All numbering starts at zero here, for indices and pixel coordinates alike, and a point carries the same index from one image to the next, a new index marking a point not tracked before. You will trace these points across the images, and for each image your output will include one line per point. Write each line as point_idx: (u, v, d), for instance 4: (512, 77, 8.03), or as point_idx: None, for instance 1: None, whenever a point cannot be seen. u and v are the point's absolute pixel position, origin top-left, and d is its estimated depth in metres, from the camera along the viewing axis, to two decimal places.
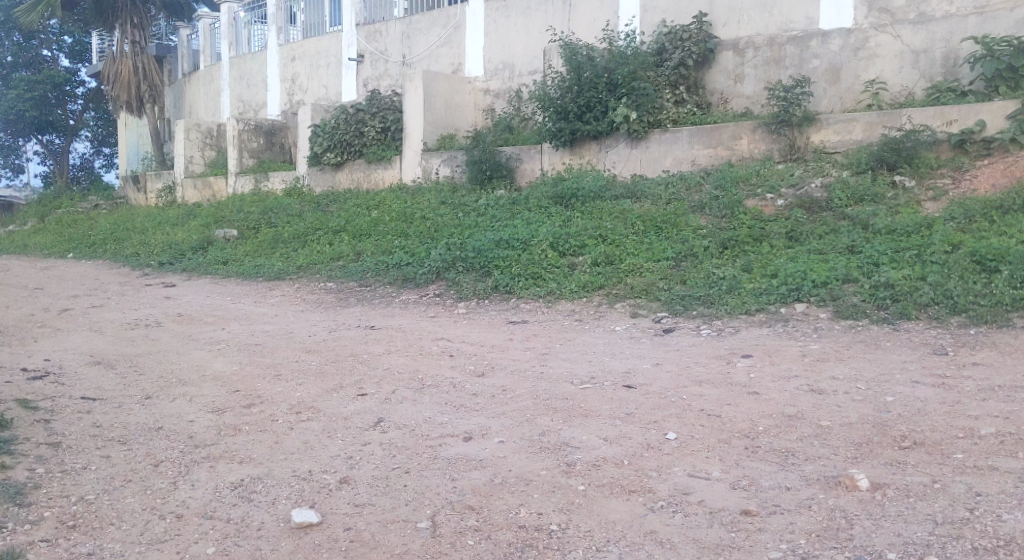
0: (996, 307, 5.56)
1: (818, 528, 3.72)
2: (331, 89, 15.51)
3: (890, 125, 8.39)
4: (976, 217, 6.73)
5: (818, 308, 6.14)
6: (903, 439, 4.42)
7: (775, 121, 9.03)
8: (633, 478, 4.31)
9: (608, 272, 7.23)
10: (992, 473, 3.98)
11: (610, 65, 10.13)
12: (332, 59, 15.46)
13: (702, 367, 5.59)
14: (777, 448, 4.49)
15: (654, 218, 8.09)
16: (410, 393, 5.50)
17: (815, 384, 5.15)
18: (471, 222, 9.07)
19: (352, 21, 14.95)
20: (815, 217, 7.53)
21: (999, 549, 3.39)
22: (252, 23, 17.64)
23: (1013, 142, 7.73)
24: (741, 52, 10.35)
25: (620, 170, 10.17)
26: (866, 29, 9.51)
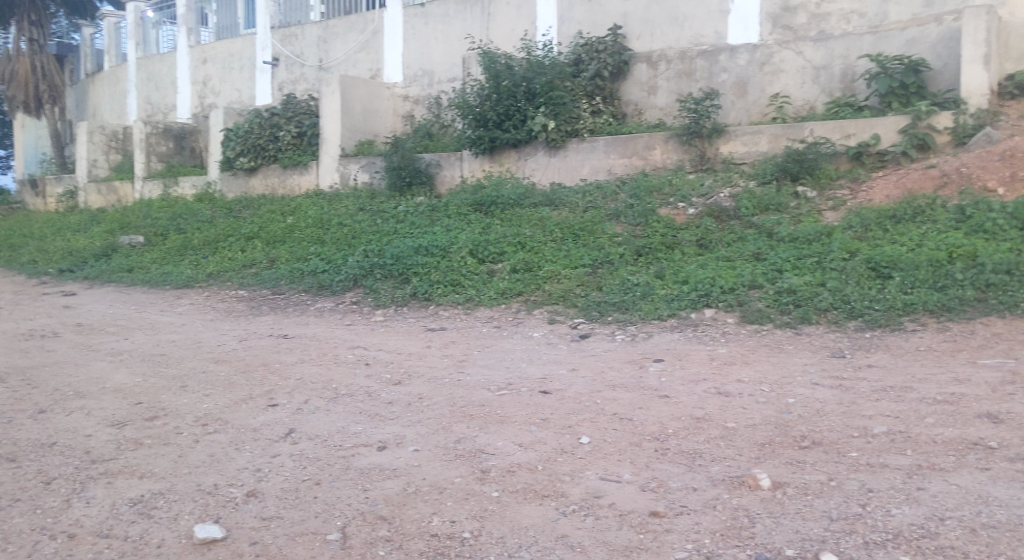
0: (889, 312, 5.83)
1: (723, 527, 3.84)
2: (245, 93, 15.19)
3: (793, 138, 8.79)
4: (872, 225, 7.07)
5: (726, 313, 6.33)
6: (803, 438, 4.60)
7: (687, 132, 9.29)
8: (546, 483, 4.35)
9: (526, 279, 7.29)
10: (883, 470, 4.18)
11: (528, 74, 10.18)
12: (246, 62, 15.13)
13: (616, 372, 5.69)
14: (685, 449, 4.61)
15: (572, 225, 8.22)
16: (323, 403, 5.42)
17: (722, 387, 5.31)
18: (389, 230, 9.01)
19: (267, 24, 14.71)
20: (723, 225, 7.76)
21: (887, 542, 3.58)
22: (161, 23, 17.13)
23: (904, 155, 8.16)
24: (654, 65, 10.61)
25: (538, 178, 10.27)
26: (771, 45, 9.91)
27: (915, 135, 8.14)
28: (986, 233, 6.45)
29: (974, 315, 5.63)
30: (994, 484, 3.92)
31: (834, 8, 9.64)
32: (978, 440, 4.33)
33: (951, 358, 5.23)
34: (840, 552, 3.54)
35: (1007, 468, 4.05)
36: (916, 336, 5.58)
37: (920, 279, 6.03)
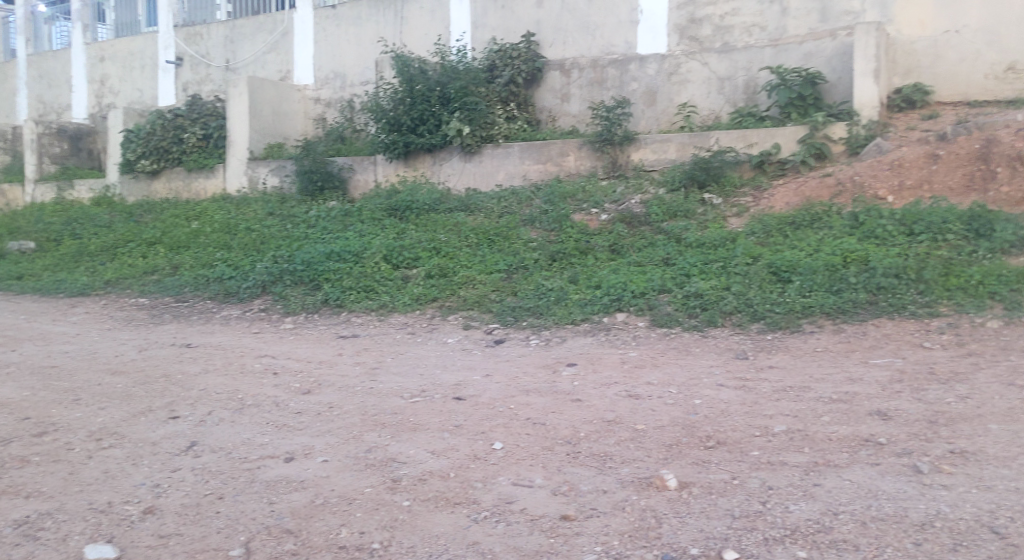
0: (789, 314, 6.06)
1: (631, 528, 3.91)
2: (147, 93, 14.62)
3: (699, 146, 9.09)
4: (773, 231, 7.35)
5: (637, 317, 6.44)
6: (709, 438, 4.72)
7: (599, 139, 9.45)
8: (458, 490, 4.34)
9: (441, 285, 7.26)
10: (782, 467, 4.34)
11: (442, 78, 10.13)
12: (148, 61, 14.57)
13: (530, 377, 5.72)
14: (596, 452, 4.67)
15: (487, 231, 8.24)
16: (228, 414, 5.25)
17: (632, 389, 5.41)
18: (300, 235, 8.84)
19: (171, 23, 14.21)
20: (634, 231, 7.92)
21: (786, 538, 3.71)
22: (54, 19, 16.30)
23: (803, 164, 8.53)
24: (567, 72, 10.77)
25: (453, 184, 10.25)
26: (678, 56, 10.27)
27: (812, 145, 8.52)
28: (877, 238, 6.80)
29: (866, 316, 5.91)
30: (883, 479, 4.12)
31: (737, 21, 10.00)
32: (870, 436, 4.55)
33: (846, 359, 5.48)
34: (742, 549, 3.66)
35: (895, 462, 4.26)
36: (814, 337, 5.82)
37: (818, 282, 6.29)
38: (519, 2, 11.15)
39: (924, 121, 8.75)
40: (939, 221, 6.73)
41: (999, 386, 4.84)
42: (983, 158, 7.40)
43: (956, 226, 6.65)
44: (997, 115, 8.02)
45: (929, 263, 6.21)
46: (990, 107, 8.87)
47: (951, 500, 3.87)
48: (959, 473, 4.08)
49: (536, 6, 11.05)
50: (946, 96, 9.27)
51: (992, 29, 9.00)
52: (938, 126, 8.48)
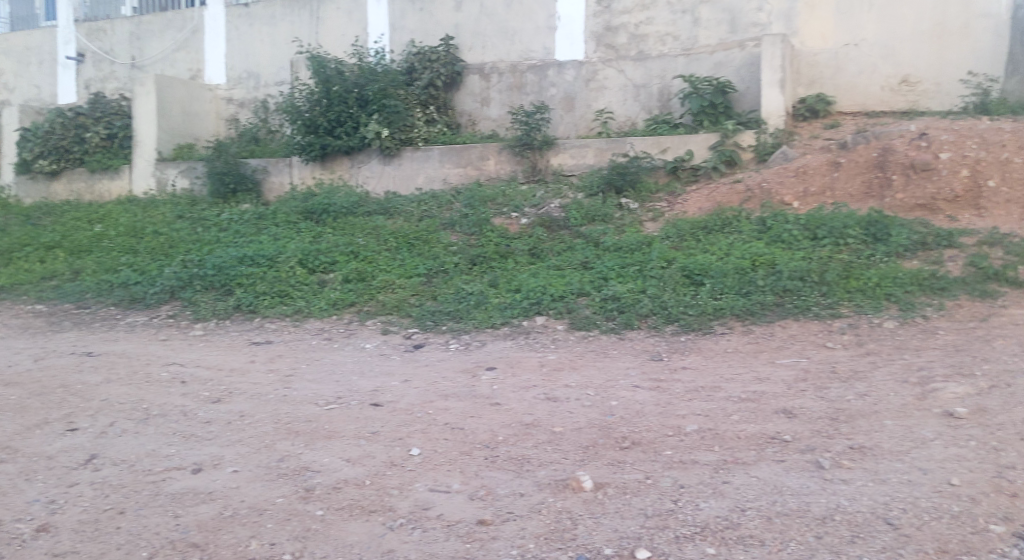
0: (702, 316, 6.23)
1: (547, 530, 3.93)
2: (46, 90, 13.90)
3: (616, 152, 9.26)
4: (686, 236, 7.54)
5: (556, 320, 6.50)
6: (624, 439, 4.80)
7: (519, 144, 9.52)
8: (374, 497, 4.28)
9: (359, 289, 7.17)
10: (694, 466, 4.44)
11: (360, 80, 9.99)
12: (46, 56, 13.86)
13: (449, 382, 5.68)
14: (514, 456, 4.68)
15: (407, 235, 8.17)
16: (131, 425, 5.04)
17: (551, 392, 5.45)
18: (211, 238, 8.58)
19: (71, 17, 13.56)
20: (554, 235, 7.99)
21: (696, 535, 3.80)
22: None
23: (715, 170, 8.79)
24: (486, 77, 10.84)
25: (372, 187, 10.14)
26: (595, 63, 10.44)
27: (723, 152, 8.79)
28: (783, 243, 7.06)
29: (773, 318, 6.12)
30: (787, 475, 4.26)
31: (652, 30, 10.26)
32: (776, 433, 4.71)
33: (755, 359, 5.66)
34: (654, 547, 3.74)
35: (799, 459, 4.42)
36: (725, 338, 6.00)
37: (729, 285, 6.48)
38: (437, 6, 11.11)
39: (827, 130, 9.14)
40: (840, 226, 7.04)
41: (895, 384, 5.07)
42: (881, 166, 7.74)
43: (856, 231, 6.96)
44: (893, 125, 8.42)
45: (831, 266, 6.49)
46: (887, 117, 9.35)
47: (850, 493, 4.03)
48: (857, 468, 4.26)
49: (454, 9, 11.03)
50: (846, 106, 9.70)
51: (887, 43, 9.54)
52: (840, 135, 8.86)
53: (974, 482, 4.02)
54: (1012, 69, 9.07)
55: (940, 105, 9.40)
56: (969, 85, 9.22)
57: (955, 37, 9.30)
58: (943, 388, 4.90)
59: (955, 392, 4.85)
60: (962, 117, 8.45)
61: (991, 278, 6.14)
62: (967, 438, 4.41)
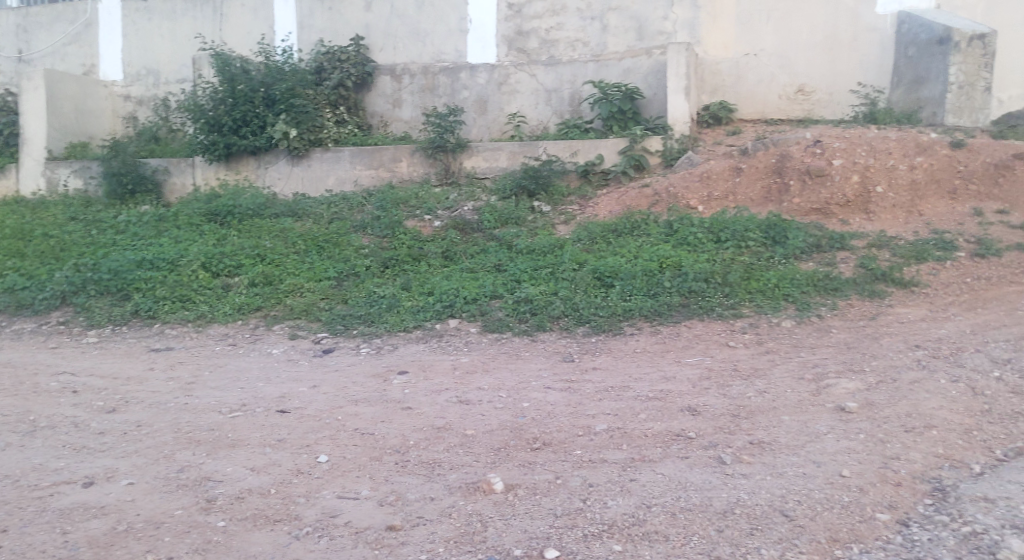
0: (611, 317, 6.34)
1: (456, 534, 3.92)
2: None
3: (529, 156, 9.36)
4: (597, 238, 7.67)
5: (469, 323, 6.49)
6: (535, 440, 4.83)
7: (432, 146, 9.50)
8: (279, 506, 4.17)
9: (266, 294, 6.98)
10: (603, 465, 4.51)
11: (266, 79, 9.72)
12: None
13: (359, 386, 5.59)
14: (425, 460, 4.65)
15: (316, 237, 8.02)
16: (16, 438, 4.76)
17: (463, 395, 5.44)
18: (108, 241, 8.21)
19: None
20: (467, 237, 7.99)
21: (603, 533, 3.86)
22: None
23: (624, 174, 8.98)
24: (398, 78, 10.78)
25: (280, 188, 9.93)
26: (507, 66, 10.50)
27: (632, 156, 8.97)
28: (689, 245, 7.27)
29: (680, 318, 6.29)
30: (691, 471, 4.38)
31: (562, 35, 10.41)
32: (681, 431, 4.83)
33: (662, 359, 5.80)
34: (562, 547, 3.77)
35: (702, 455, 4.55)
36: (634, 339, 6.12)
37: (637, 287, 6.63)
38: (347, 5, 10.94)
39: (730, 136, 9.48)
40: (741, 229, 7.30)
41: (792, 381, 5.29)
42: (779, 172, 8.07)
43: (756, 234, 7.24)
44: (790, 132, 8.80)
45: (733, 268, 6.72)
46: (785, 124, 9.80)
47: (750, 487, 4.17)
48: (756, 462, 4.41)
49: (364, 9, 10.89)
50: (747, 113, 10.13)
51: (783, 54, 10.01)
52: (741, 142, 9.21)
53: (863, 473, 4.22)
54: (897, 81, 9.59)
55: (832, 114, 9.93)
56: (859, 94, 9.74)
57: (845, 49, 9.83)
58: (836, 384, 5.13)
59: (847, 387, 5.08)
60: (853, 125, 8.89)
61: (879, 279, 6.48)
62: (857, 431, 4.63)
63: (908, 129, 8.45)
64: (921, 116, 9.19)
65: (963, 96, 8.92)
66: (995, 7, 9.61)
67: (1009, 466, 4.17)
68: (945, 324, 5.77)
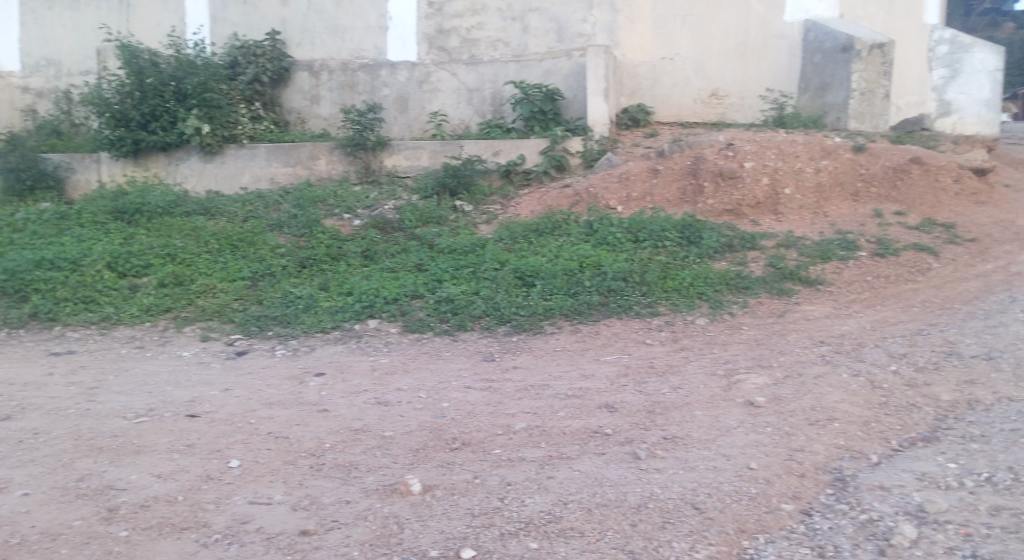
0: (533, 316, 6.37)
1: (372, 537, 3.86)
2: None
3: (450, 155, 9.36)
4: (519, 238, 7.70)
5: (389, 323, 6.43)
6: (454, 440, 4.81)
7: (350, 144, 9.38)
8: (186, 514, 4.03)
9: (177, 294, 6.75)
10: (521, 463, 4.53)
11: (177, 73, 9.42)
12: None
13: (273, 389, 5.47)
14: (341, 462, 4.57)
15: (230, 236, 7.81)
16: None
17: (382, 396, 5.37)
18: (5, 240, 7.78)
19: None
20: (387, 236, 7.92)
21: (520, 531, 3.86)
22: None
23: (545, 174, 9.06)
24: (316, 74, 10.63)
25: (191, 185, 9.66)
26: (428, 65, 10.47)
27: (553, 157, 9.06)
28: (608, 245, 7.38)
29: (599, 317, 6.37)
30: (607, 467, 4.44)
31: (483, 35, 10.41)
32: (598, 428, 4.89)
33: (581, 357, 5.86)
34: (478, 546, 3.75)
35: (618, 451, 4.62)
36: (554, 338, 6.17)
37: (558, 286, 6.68)
38: None
39: (648, 138, 9.67)
40: (658, 229, 7.46)
41: (704, 377, 5.42)
42: (694, 173, 8.26)
43: (672, 234, 7.40)
44: (705, 135, 9.03)
45: (651, 267, 6.85)
46: (699, 127, 10.10)
47: (663, 481, 4.25)
48: (669, 457, 4.50)
49: (280, 3, 10.65)
50: (663, 116, 10.39)
51: (696, 59, 10.30)
52: (658, 143, 9.41)
53: (770, 465, 4.35)
54: (803, 87, 9.98)
55: (744, 118, 10.30)
56: (768, 100, 10.12)
57: (755, 54, 10.18)
58: (746, 380, 5.29)
59: (756, 382, 5.25)
60: (763, 129, 9.19)
61: (787, 277, 6.72)
62: (764, 425, 4.78)
63: (814, 133, 8.78)
64: (825, 121, 9.56)
65: (865, 103, 9.30)
66: (893, 17, 10.09)
67: (903, 455, 4.37)
68: (848, 321, 6.02)
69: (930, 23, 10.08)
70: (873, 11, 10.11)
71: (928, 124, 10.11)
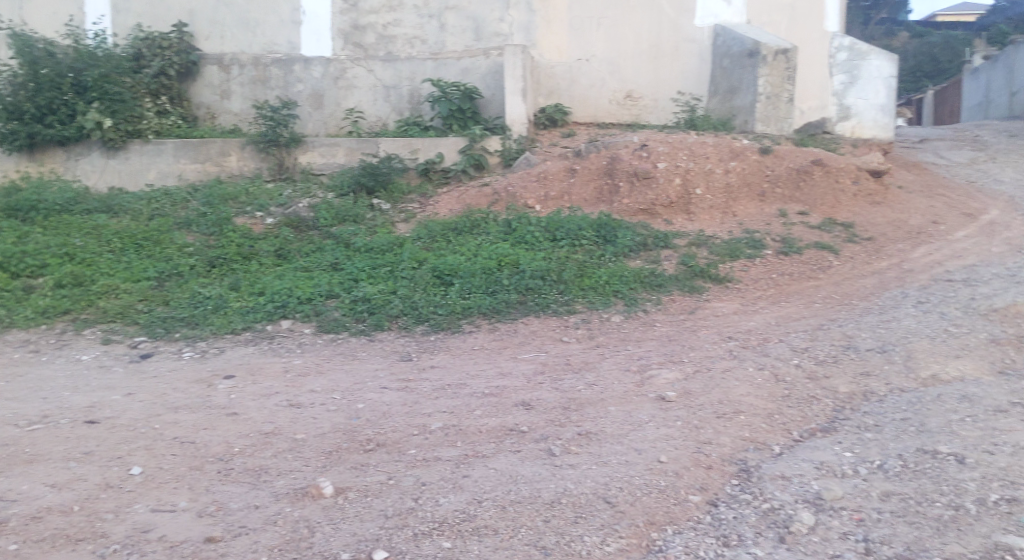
0: (451, 316, 6.36)
1: (281, 542, 3.76)
2: None
3: (366, 153, 9.27)
4: (437, 237, 7.67)
5: (302, 324, 6.31)
6: (369, 441, 4.75)
7: (263, 140, 9.18)
8: (83, 524, 3.85)
9: (75, 295, 6.45)
10: (436, 463, 4.50)
11: (76, 64, 9.04)
12: None
13: (180, 393, 5.29)
14: (250, 467, 4.46)
15: (134, 235, 7.53)
16: None
17: (294, 398, 5.27)
18: None
19: None
20: (302, 235, 7.77)
21: (433, 531, 3.84)
22: None
23: (464, 173, 9.06)
24: (226, 68, 10.35)
25: (93, 182, 9.27)
26: (343, 60, 10.33)
27: (471, 156, 9.06)
28: (526, 243, 7.43)
29: (517, 315, 6.41)
30: (522, 464, 4.46)
31: (400, 31, 10.34)
32: (514, 426, 4.90)
33: (499, 356, 5.87)
34: (391, 548, 3.71)
35: (533, 448, 4.64)
36: (472, 337, 6.17)
37: (476, 285, 6.69)
38: None
39: (565, 138, 9.79)
40: (575, 228, 7.55)
41: (618, 373, 5.52)
42: (609, 173, 8.39)
43: (589, 233, 7.51)
44: (620, 136, 9.19)
45: (568, 266, 6.92)
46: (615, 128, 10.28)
47: (576, 477, 4.29)
48: (583, 452, 4.56)
49: None
50: (581, 117, 10.55)
51: (611, 61, 10.47)
52: (575, 143, 9.54)
53: (679, 458, 4.45)
54: (712, 90, 10.31)
55: (657, 119, 10.56)
56: (679, 102, 10.41)
57: (668, 57, 10.42)
58: (658, 375, 5.41)
59: (667, 377, 5.37)
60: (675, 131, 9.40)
61: (698, 275, 6.91)
62: (674, 418, 4.88)
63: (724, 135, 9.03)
64: (734, 124, 9.84)
65: (770, 107, 9.56)
66: (797, 24, 10.48)
67: (803, 446, 4.54)
68: (754, 317, 6.23)
69: (831, 30, 10.53)
70: (779, 19, 10.46)
71: (829, 127, 10.55)
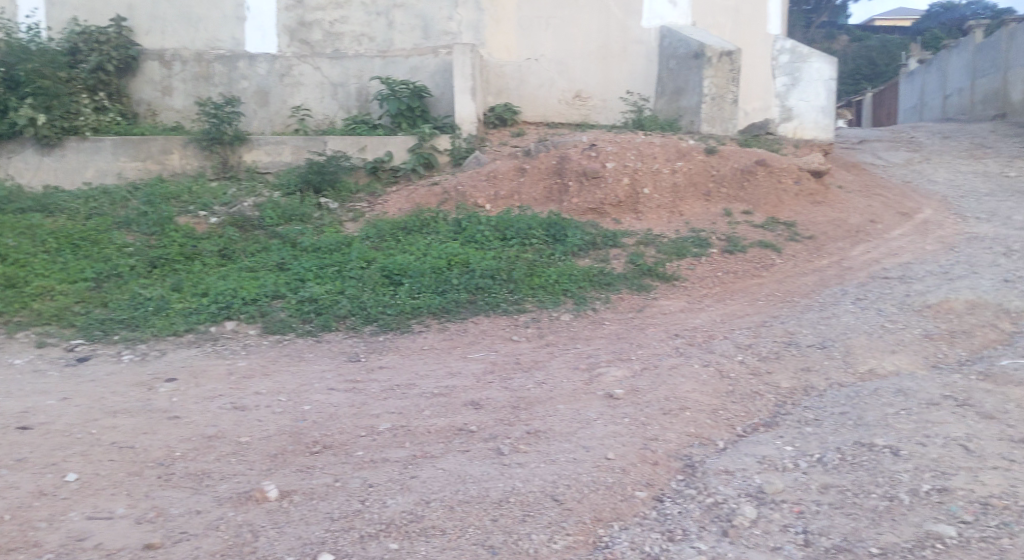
0: (399, 315, 6.32)
1: (222, 547, 3.68)
2: None
3: (313, 151, 9.15)
4: (386, 236, 7.62)
5: (247, 325, 6.20)
6: (315, 444, 4.69)
7: (207, 138, 9.02)
8: (14, 534, 3.71)
9: (7, 298, 6.23)
10: (383, 464, 4.46)
11: (7, 59, 8.80)
12: None
13: (119, 397, 5.15)
14: (192, 471, 4.36)
15: (70, 235, 7.31)
16: None
17: (238, 401, 5.17)
18: None
19: None
20: (247, 234, 7.64)
21: (380, 533, 3.80)
22: None
23: (413, 172, 9.03)
24: (167, 64, 10.11)
25: (27, 181, 8.96)
26: (289, 58, 10.18)
27: (420, 154, 9.03)
28: (476, 243, 7.43)
29: (467, 314, 6.40)
30: (470, 464, 4.44)
31: (347, 29, 10.27)
32: (462, 425, 4.89)
33: (448, 355, 5.85)
34: (337, 550, 3.66)
35: (481, 447, 4.63)
36: (421, 336, 6.13)
37: (426, 284, 6.65)
38: None
39: (515, 137, 9.81)
40: (525, 227, 7.57)
41: (567, 371, 5.54)
42: (558, 173, 8.43)
43: (539, 232, 7.53)
44: (570, 135, 9.25)
45: (517, 265, 6.93)
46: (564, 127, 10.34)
47: (524, 475, 4.30)
48: (531, 451, 4.56)
49: None
50: (530, 116, 10.58)
51: (560, 60, 10.53)
52: (525, 143, 9.58)
53: (626, 455, 4.48)
54: (659, 91, 10.45)
55: (606, 119, 10.66)
56: (627, 102, 10.51)
57: (616, 58, 10.53)
58: (606, 372, 5.45)
59: (615, 375, 5.41)
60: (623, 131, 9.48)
61: (646, 273, 6.99)
62: (622, 416, 4.92)
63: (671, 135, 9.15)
64: (680, 124, 9.96)
65: (715, 108, 9.69)
66: (740, 27, 10.70)
67: (746, 441, 4.62)
68: (700, 314, 6.32)
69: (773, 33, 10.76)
70: (723, 21, 10.66)
71: (773, 128, 10.75)
